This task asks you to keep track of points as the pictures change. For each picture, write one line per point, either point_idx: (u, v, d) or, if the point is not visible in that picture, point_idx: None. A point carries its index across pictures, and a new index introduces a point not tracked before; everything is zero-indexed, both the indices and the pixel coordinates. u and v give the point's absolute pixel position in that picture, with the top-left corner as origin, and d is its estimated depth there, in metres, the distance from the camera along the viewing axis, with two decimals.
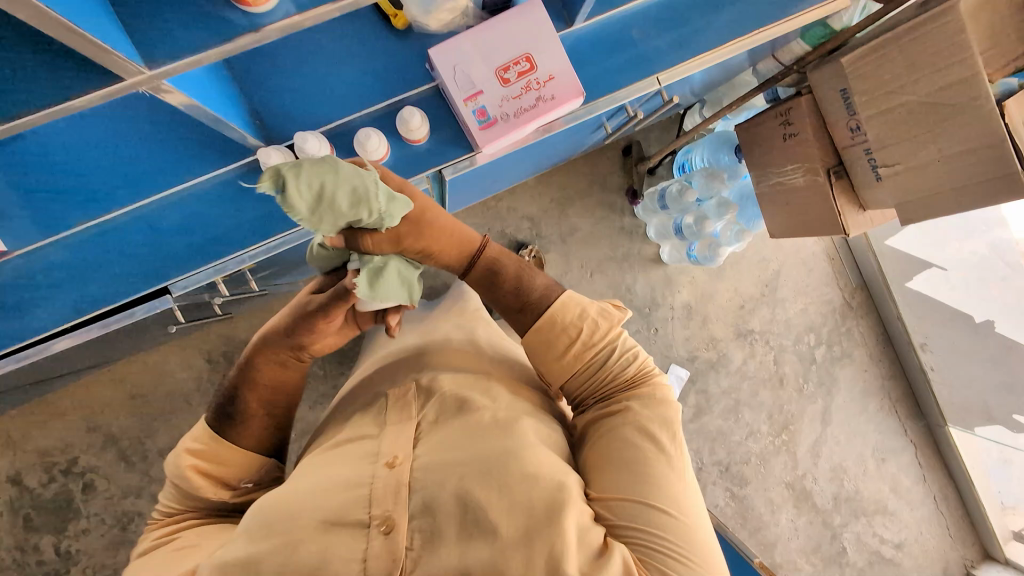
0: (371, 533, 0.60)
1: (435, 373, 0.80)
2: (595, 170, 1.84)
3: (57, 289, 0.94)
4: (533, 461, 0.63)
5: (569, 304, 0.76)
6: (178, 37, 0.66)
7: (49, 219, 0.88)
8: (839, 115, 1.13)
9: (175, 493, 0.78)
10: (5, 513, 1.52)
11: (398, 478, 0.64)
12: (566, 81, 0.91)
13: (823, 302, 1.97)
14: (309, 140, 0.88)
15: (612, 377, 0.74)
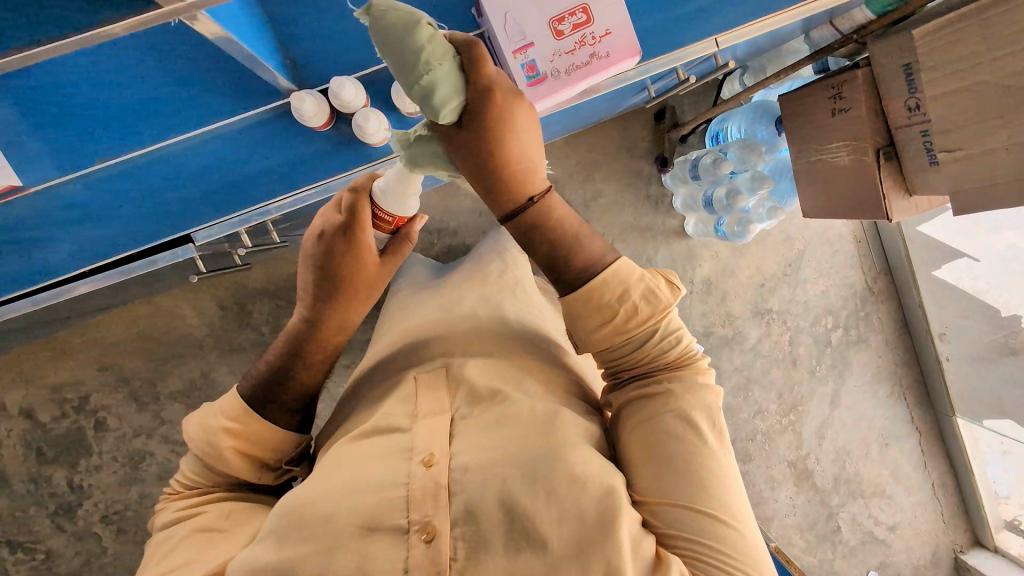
0: (412, 540, 0.59)
1: (465, 357, 0.77)
2: (624, 133, 1.76)
3: (72, 229, 0.90)
4: (578, 465, 0.62)
5: (614, 278, 0.66)
6: None
7: (69, 153, 0.86)
8: (899, 92, 1.07)
9: (202, 468, 0.77)
10: (19, 445, 1.54)
11: (436, 480, 0.62)
12: (623, 37, 0.86)
13: (844, 284, 1.93)
14: (345, 87, 0.84)
15: (651, 357, 0.70)
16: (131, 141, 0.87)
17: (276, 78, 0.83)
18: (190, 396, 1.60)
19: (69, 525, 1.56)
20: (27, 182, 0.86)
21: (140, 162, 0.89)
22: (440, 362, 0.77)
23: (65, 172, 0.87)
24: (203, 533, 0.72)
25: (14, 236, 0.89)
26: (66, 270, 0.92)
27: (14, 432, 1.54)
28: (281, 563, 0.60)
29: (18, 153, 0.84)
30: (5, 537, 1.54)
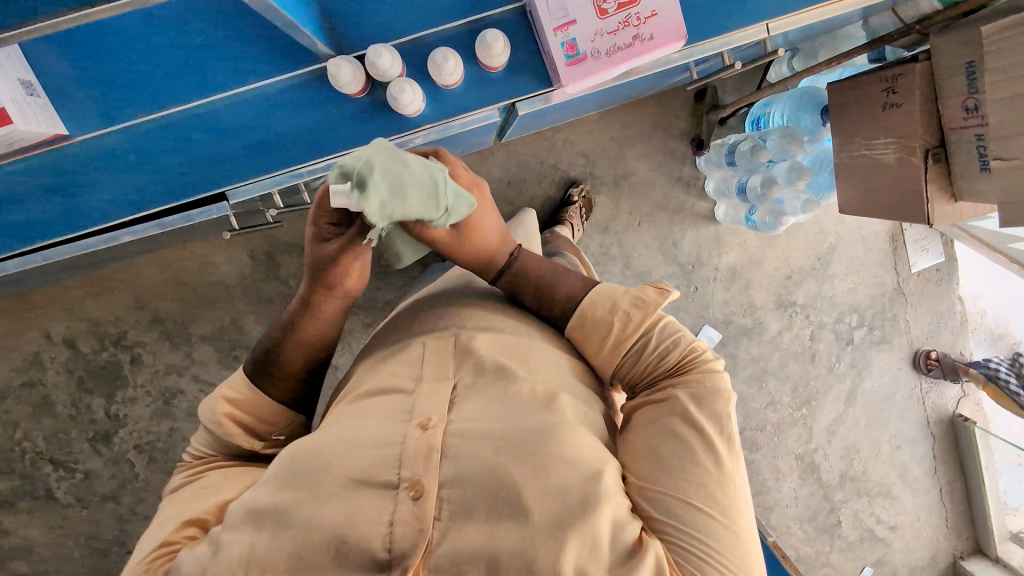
0: (399, 496, 0.61)
1: (473, 330, 0.80)
2: (661, 111, 1.71)
3: (111, 177, 0.93)
4: (568, 443, 0.64)
5: (600, 298, 0.80)
6: None
7: (110, 104, 0.88)
8: (957, 91, 1.02)
9: (205, 439, 0.78)
10: (61, 372, 1.63)
11: (430, 441, 0.64)
12: (669, 20, 0.83)
13: (873, 283, 1.89)
14: (382, 55, 0.83)
15: (655, 367, 0.76)
16: (172, 97, 0.89)
17: (313, 43, 0.82)
18: (220, 340, 1.66)
19: (105, 449, 1.67)
20: (72, 131, 0.89)
21: (179, 119, 0.90)
22: (449, 331, 0.81)
23: (108, 122, 0.89)
24: (201, 489, 0.73)
25: (56, 181, 0.92)
26: (107, 220, 0.96)
27: (57, 360, 1.63)
28: (275, 507, 0.62)
29: (65, 101, 0.87)
30: (48, 455, 1.65)
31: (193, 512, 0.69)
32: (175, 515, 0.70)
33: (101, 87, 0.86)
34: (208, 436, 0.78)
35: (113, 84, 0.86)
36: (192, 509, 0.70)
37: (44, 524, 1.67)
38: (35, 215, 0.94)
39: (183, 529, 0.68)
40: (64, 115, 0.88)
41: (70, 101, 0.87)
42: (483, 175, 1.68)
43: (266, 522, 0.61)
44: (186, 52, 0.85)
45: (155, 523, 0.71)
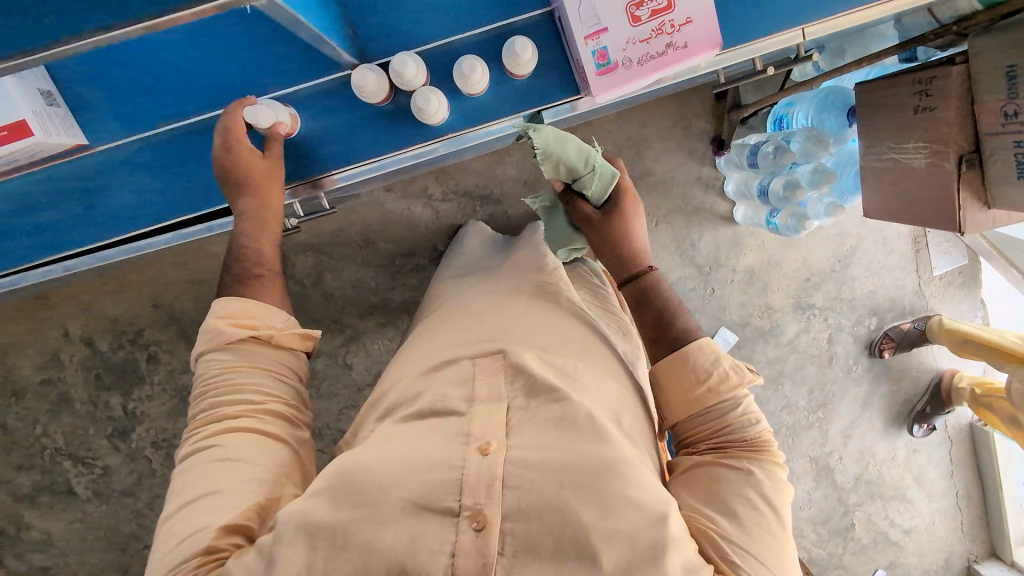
0: (461, 525, 0.61)
1: (521, 350, 0.79)
2: (681, 111, 1.68)
3: (129, 186, 0.92)
4: (633, 484, 0.64)
5: (705, 349, 0.81)
6: None
7: (130, 114, 0.87)
8: (995, 97, 0.98)
9: (213, 392, 0.79)
10: (79, 370, 1.64)
11: (491, 470, 0.63)
12: (704, 27, 0.80)
13: (894, 285, 1.85)
14: (408, 64, 0.81)
15: (730, 429, 0.79)
16: (193, 106, 0.88)
17: (336, 52, 0.79)
18: None
19: (123, 446, 1.68)
20: (93, 142, 0.89)
21: (199, 127, 0.90)
22: (497, 348, 0.80)
23: (133, 132, 0.89)
24: (228, 459, 0.74)
25: (77, 193, 0.92)
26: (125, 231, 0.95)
27: (75, 358, 1.63)
28: (333, 525, 0.61)
29: (88, 111, 0.86)
30: (67, 451, 1.67)
31: (231, 521, 0.69)
32: (207, 511, 0.70)
33: (121, 98, 0.86)
34: (215, 388, 0.79)
35: (134, 95, 0.86)
36: (233, 518, 0.70)
37: (64, 518, 1.69)
38: (58, 226, 0.94)
39: (226, 538, 0.68)
40: (84, 127, 0.87)
41: (91, 112, 0.86)
42: (498, 175, 1.68)
43: (322, 542, 0.61)
44: (208, 62, 0.85)
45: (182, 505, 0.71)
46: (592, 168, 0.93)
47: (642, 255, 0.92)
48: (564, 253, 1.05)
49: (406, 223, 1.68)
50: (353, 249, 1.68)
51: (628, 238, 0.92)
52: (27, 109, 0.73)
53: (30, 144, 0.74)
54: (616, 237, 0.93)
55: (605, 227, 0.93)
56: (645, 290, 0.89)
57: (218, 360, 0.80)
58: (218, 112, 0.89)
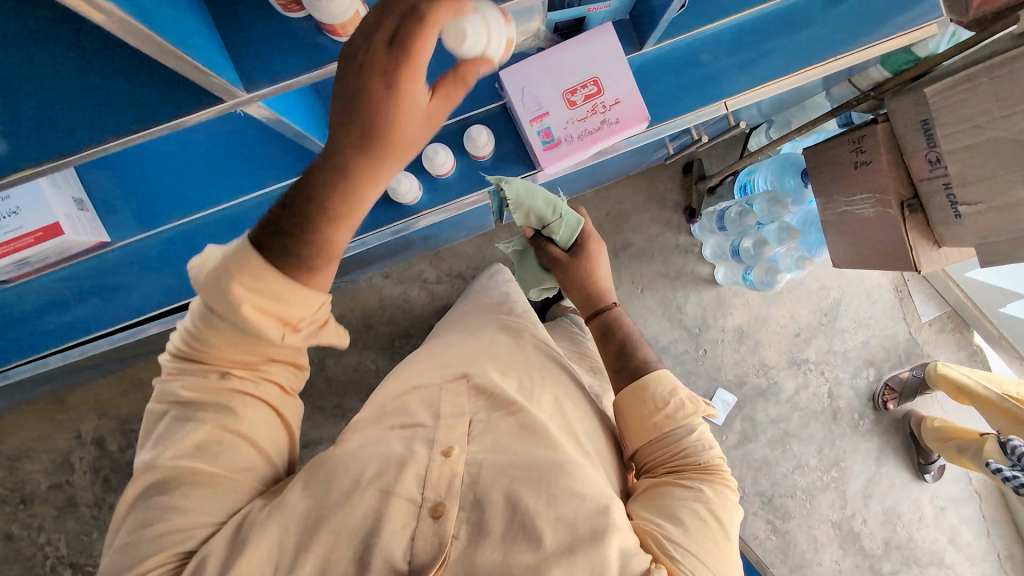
0: (421, 515, 0.65)
1: (485, 371, 0.86)
2: (652, 186, 1.82)
3: (144, 277, 1.04)
4: (577, 481, 0.68)
5: (663, 380, 0.85)
6: (272, 60, 0.69)
7: (148, 214, 1.00)
8: (919, 146, 1.08)
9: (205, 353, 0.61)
10: (87, 472, 1.67)
11: (452, 468, 0.69)
12: (633, 106, 0.89)
13: (885, 334, 1.88)
14: None
15: (683, 452, 0.81)
16: (201, 202, 1.01)
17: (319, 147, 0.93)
18: None
19: None
20: (115, 238, 1.01)
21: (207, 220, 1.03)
22: (461, 373, 0.86)
23: (147, 229, 1.01)
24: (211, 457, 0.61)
25: (97, 284, 1.03)
26: (135, 316, 1.05)
27: (84, 459, 1.67)
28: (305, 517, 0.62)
29: (110, 212, 0.99)
30: (68, 559, 1.65)
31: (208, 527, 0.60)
32: (191, 498, 0.59)
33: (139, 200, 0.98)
34: (220, 333, 0.58)
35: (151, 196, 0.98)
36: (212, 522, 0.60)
37: None
38: (71, 317, 1.04)
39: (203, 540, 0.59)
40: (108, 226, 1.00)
41: (113, 213, 0.99)
42: (488, 256, 1.79)
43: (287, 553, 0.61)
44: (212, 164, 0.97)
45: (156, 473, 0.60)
46: (559, 216, 1.00)
47: (604, 293, 0.99)
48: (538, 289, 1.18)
49: (403, 307, 1.78)
50: (354, 334, 1.76)
51: (591, 278, 1.00)
52: (60, 213, 0.85)
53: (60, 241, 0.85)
54: (582, 278, 1.00)
55: (569, 271, 1.01)
56: (606, 324, 0.97)
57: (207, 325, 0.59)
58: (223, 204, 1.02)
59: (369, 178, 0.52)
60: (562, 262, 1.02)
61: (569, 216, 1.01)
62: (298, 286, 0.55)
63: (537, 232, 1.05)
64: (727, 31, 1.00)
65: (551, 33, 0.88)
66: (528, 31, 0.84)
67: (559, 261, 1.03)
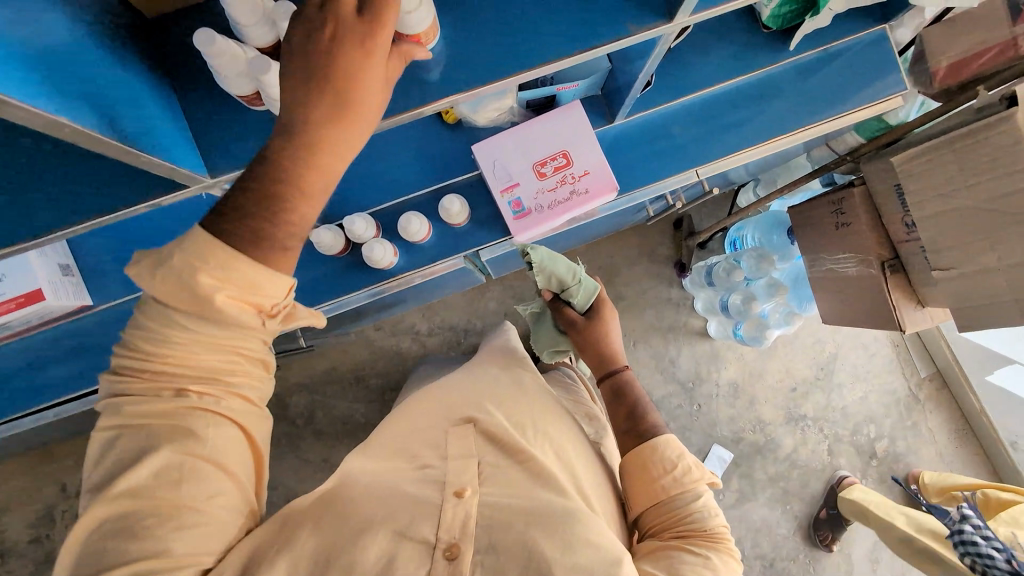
0: (435, 558, 0.64)
1: (493, 412, 0.85)
2: (644, 240, 1.84)
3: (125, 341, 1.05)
4: (592, 529, 0.67)
5: (671, 442, 0.87)
6: (235, 148, 0.72)
7: (132, 279, 1.02)
8: (895, 210, 1.10)
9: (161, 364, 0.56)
10: (68, 526, 1.65)
11: (466, 510, 0.68)
12: (601, 175, 0.93)
13: (885, 390, 1.84)
14: (357, 221, 0.95)
15: (689, 517, 0.80)
16: None
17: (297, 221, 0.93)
18: None
19: None
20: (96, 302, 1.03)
21: None
22: (467, 417, 0.84)
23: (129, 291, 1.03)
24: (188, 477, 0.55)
25: (77, 346, 1.05)
26: None
27: (66, 512, 1.65)
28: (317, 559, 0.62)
29: (94, 277, 1.01)
30: None
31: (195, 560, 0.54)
32: (176, 537, 0.53)
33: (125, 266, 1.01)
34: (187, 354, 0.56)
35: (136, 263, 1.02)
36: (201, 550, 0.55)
37: None
38: (53, 377, 1.06)
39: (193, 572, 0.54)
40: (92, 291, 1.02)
41: (99, 279, 1.01)
42: (479, 308, 1.80)
43: None
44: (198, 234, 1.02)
45: (127, 506, 0.53)
46: (578, 281, 1.06)
47: (620, 355, 1.03)
48: (549, 355, 1.15)
49: (394, 358, 1.78)
50: (345, 387, 1.76)
51: (606, 341, 1.03)
52: (44, 279, 0.88)
53: (40, 306, 0.88)
54: (596, 340, 1.03)
55: (584, 332, 1.04)
56: (617, 385, 0.99)
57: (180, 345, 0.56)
58: None
59: (359, 93, 0.52)
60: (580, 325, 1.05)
61: (588, 283, 1.07)
62: (264, 271, 0.54)
63: (556, 296, 1.10)
64: (697, 103, 1.05)
65: (524, 109, 0.92)
66: (502, 109, 0.87)
67: (576, 324, 1.06)
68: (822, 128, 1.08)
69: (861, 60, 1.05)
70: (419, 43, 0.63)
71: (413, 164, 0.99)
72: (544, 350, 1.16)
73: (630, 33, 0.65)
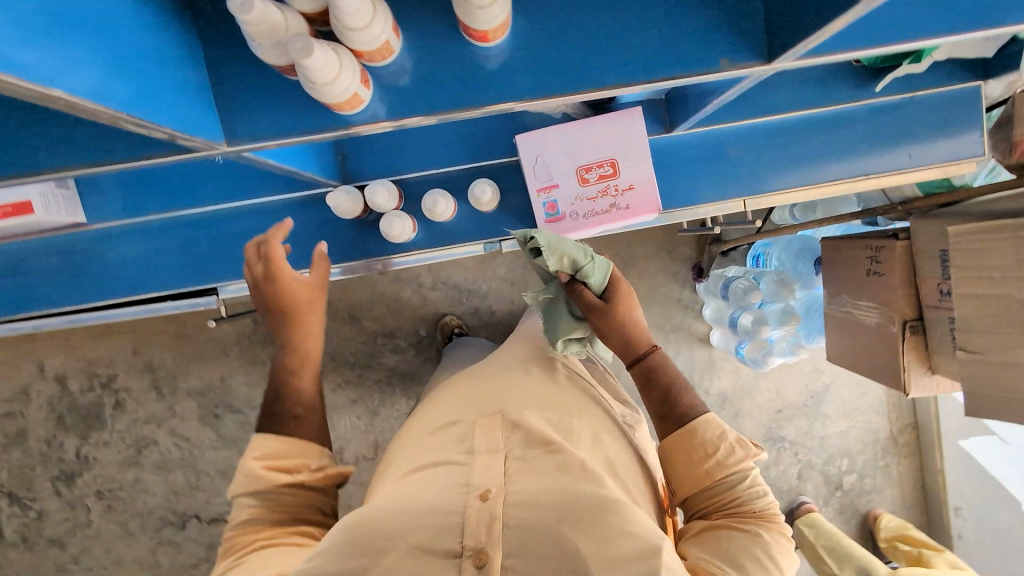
0: (464, 565, 0.56)
1: (522, 411, 0.82)
2: (667, 235, 1.77)
3: (120, 263, 1.03)
4: (630, 520, 0.62)
5: (711, 423, 0.80)
6: (260, 109, 0.61)
7: (132, 207, 0.99)
8: (933, 274, 1.05)
9: (250, 514, 0.73)
10: (45, 407, 1.67)
11: (491, 511, 0.61)
12: (646, 195, 0.89)
13: (867, 429, 1.84)
14: (377, 191, 0.91)
15: (738, 499, 0.77)
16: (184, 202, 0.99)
17: (314, 179, 0.88)
18: (205, 396, 1.69)
19: (65, 491, 1.69)
20: (93, 220, 1.00)
21: (190, 218, 1.01)
22: (495, 410, 0.83)
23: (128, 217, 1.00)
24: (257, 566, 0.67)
25: (69, 259, 1.03)
26: (106, 299, 1.04)
27: (45, 394, 1.67)
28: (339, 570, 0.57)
29: (93, 196, 0.98)
30: (9, 488, 1.68)
31: None
32: None
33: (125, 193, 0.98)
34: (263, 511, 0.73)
35: (136, 193, 0.98)
36: None
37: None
38: (40, 285, 1.04)
39: None
40: (91, 210, 0.99)
41: (100, 202, 0.99)
42: (487, 272, 1.76)
43: None
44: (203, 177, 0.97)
45: None
46: (591, 257, 0.88)
47: (647, 334, 0.88)
48: (563, 343, 0.95)
49: (392, 304, 1.75)
50: (339, 323, 1.74)
51: (632, 321, 0.87)
52: (32, 192, 0.87)
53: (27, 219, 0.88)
54: (622, 324, 0.86)
55: (607, 315, 0.86)
56: (648, 369, 0.86)
57: (249, 507, 0.74)
58: (210, 208, 1.00)
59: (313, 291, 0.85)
60: (600, 308, 0.86)
61: (601, 260, 0.89)
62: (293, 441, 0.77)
63: (570, 279, 0.90)
64: (760, 129, 1.00)
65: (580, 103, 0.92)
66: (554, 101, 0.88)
67: (594, 305, 0.87)
68: (886, 181, 1.02)
69: (935, 118, 1.01)
70: (486, 39, 0.59)
71: (458, 141, 0.99)
72: (557, 340, 0.95)
73: (722, 68, 0.62)
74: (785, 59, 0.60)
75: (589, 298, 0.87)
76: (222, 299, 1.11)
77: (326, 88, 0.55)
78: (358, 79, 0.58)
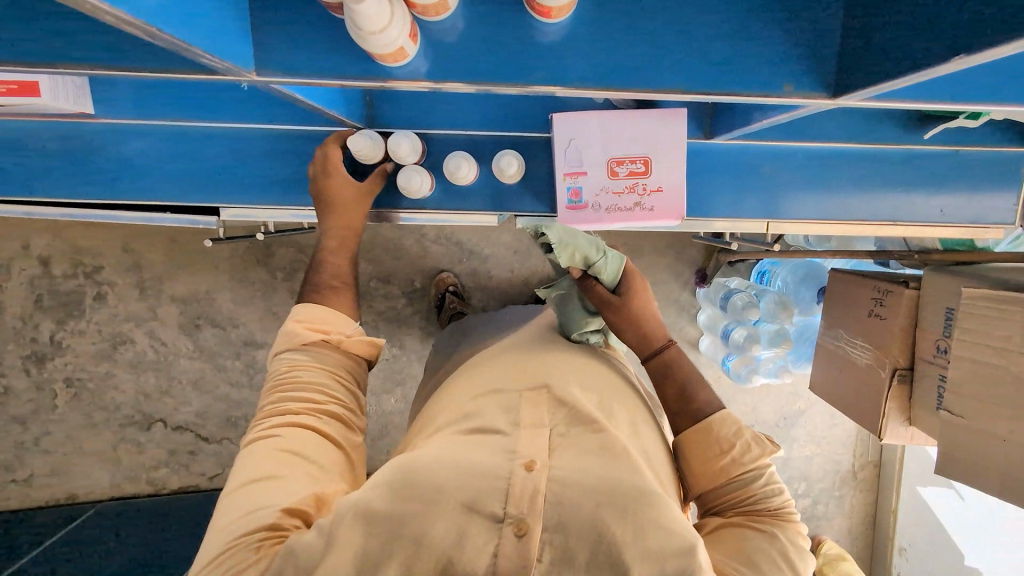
0: (504, 531, 0.53)
1: (567, 386, 0.76)
2: (678, 234, 1.75)
3: (121, 163, 1.00)
4: (668, 512, 0.57)
5: (727, 419, 0.77)
6: (297, 48, 0.62)
7: (144, 108, 0.96)
8: (934, 329, 1.05)
9: (288, 374, 0.75)
10: (25, 285, 1.64)
11: (535, 484, 0.56)
12: (672, 200, 0.90)
13: (831, 458, 1.89)
14: (401, 144, 0.88)
15: (755, 500, 0.72)
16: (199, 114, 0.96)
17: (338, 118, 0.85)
18: (190, 305, 1.67)
19: (35, 372, 1.68)
20: (99, 114, 0.97)
21: (201, 131, 0.98)
22: (540, 383, 0.77)
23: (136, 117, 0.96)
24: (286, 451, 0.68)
25: (67, 148, 0.99)
26: (101, 198, 1.01)
27: (26, 272, 1.63)
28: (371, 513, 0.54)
29: (103, 90, 0.95)
30: None
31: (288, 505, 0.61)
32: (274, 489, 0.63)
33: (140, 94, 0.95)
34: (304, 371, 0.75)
35: (150, 95, 0.95)
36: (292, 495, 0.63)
37: None
38: (34, 169, 1.00)
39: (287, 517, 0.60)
40: (100, 104, 0.96)
41: (112, 97, 0.95)
42: (492, 236, 1.74)
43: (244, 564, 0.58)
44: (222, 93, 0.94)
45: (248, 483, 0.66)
46: (603, 252, 0.89)
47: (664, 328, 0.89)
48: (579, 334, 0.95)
49: (392, 250, 1.73)
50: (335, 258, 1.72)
51: (649, 312, 0.88)
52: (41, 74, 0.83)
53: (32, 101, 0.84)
54: (638, 316, 0.87)
55: (622, 307, 0.87)
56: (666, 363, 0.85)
57: (292, 360, 0.76)
58: (224, 128, 0.97)
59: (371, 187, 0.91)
60: (612, 302, 0.88)
61: (613, 255, 0.90)
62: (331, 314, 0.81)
63: (584, 274, 0.91)
64: (799, 153, 0.97)
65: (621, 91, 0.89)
66: None
67: (607, 295, 0.88)
68: (908, 230, 1.01)
69: (972, 175, 0.99)
70: (548, 15, 0.60)
71: (492, 106, 0.95)
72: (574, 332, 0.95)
73: (783, 95, 0.62)
74: (850, 96, 0.59)
75: (601, 292, 0.89)
76: (222, 221, 1.08)
77: (374, 37, 0.56)
78: (405, 33, 0.58)
